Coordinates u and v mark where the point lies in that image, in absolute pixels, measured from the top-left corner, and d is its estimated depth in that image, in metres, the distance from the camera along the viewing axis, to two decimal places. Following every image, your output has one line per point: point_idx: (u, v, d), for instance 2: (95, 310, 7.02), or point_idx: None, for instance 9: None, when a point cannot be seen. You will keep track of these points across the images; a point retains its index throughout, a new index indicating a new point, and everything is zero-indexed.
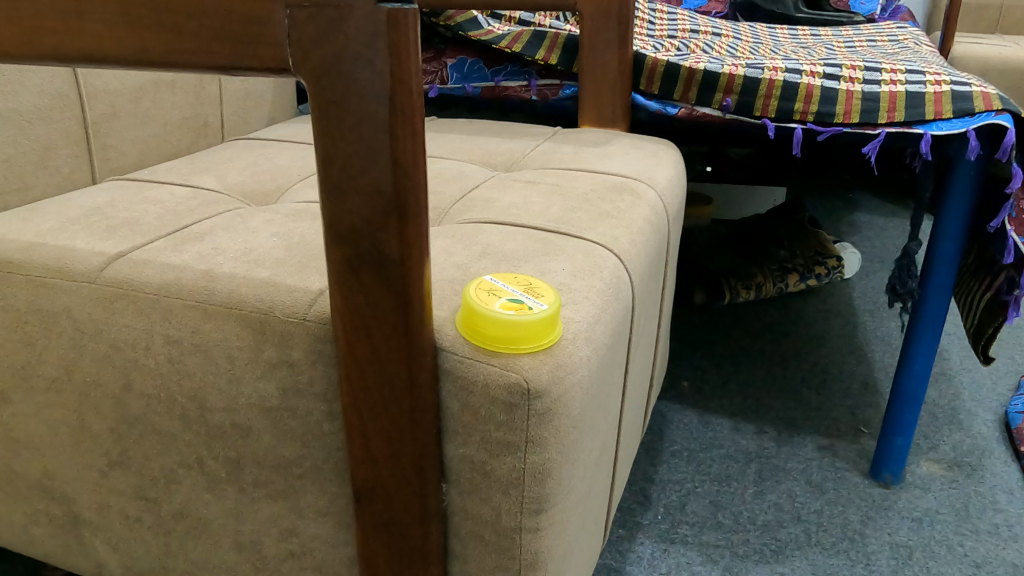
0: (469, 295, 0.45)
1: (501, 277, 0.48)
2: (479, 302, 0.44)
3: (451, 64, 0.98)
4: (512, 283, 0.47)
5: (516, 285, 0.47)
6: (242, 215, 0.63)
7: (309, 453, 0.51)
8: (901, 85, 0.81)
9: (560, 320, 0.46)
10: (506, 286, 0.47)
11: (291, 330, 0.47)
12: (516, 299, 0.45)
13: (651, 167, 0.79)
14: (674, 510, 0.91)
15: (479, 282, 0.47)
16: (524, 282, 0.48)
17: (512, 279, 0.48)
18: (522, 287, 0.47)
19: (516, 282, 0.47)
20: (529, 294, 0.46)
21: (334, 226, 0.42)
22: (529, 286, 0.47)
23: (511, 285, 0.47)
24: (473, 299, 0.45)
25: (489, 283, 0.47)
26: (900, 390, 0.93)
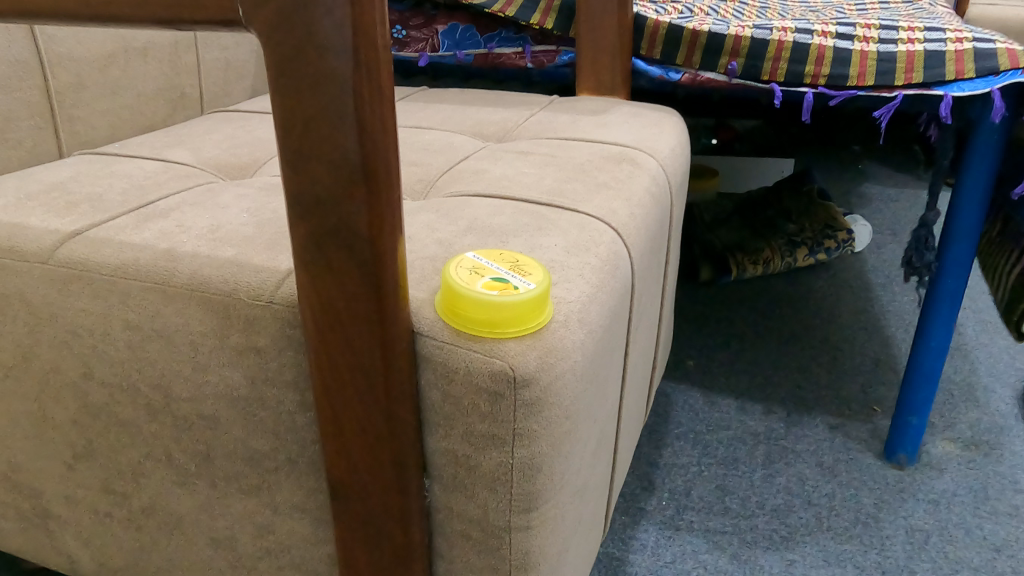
0: (451, 273, 0.41)
1: (486, 253, 0.44)
2: (461, 280, 0.40)
3: (443, 30, 0.92)
4: (499, 261, 0.43)
5: (503, 263, 0.43)
6: (213, 190, 0.58)
7: (282, 446, 0.47)
8: (920, 44, 0.76)
9: (550, 299, 0.42)
10: (492, 264, 0.43)
11: (257, 314, 0.43)
12: (501, 278, 0.41)
13: (652, 136, 0.74)
14: (679, 495, 0.88)
15: (463, 259, 0.43)
16: (511, 260, 0.44)
17: (500, 257, 0.44)
18: (509, 266, 0.43)
19: (504, 260, 0.43)
20: (516, 273, 0.42)
21: (297, 199, 0.38)
22: (515, 262, 0.43)
23: (497, 264, 0.43)
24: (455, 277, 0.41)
25: (473, 261, 0.43)
26: (914, 367, 0.88)
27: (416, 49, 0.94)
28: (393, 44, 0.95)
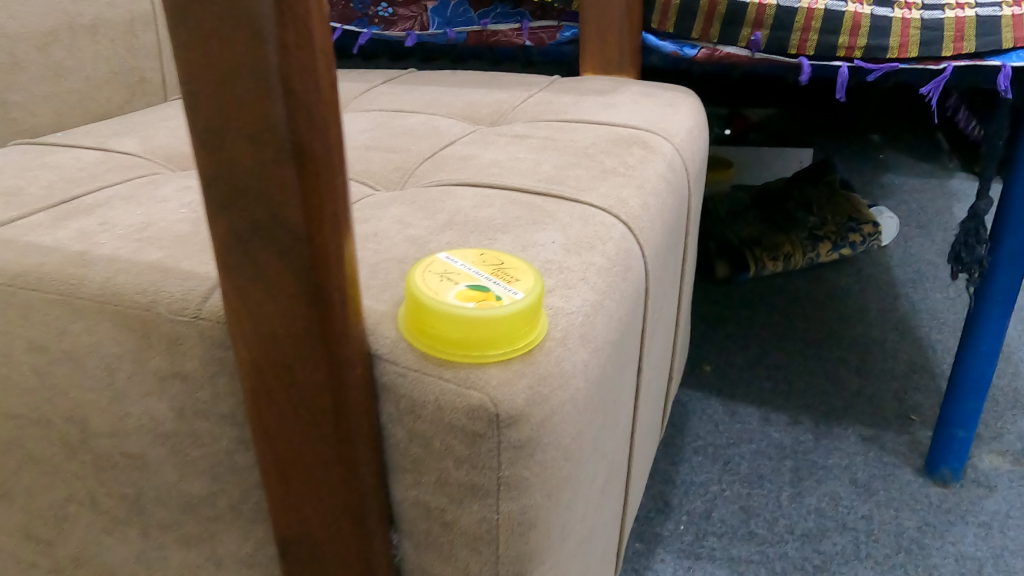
0: (419, 279, 0.33)
1: (468, 254, 0.36)
2: (427, 287, 0.32)
3: (434, 6, 0.84)
4: (482, 267, 0.35)
5: (484, 268, 0.34)
6: (155, 182, 0.50)
7: (222, 491, 0.39)
8: (971, 8, 0.66)
9: (544, 310, 0.34)
10: (473, 270, 0.34)
11: (181, 331, 0.35)
12: (480, 288, 0.33)
13: (666, 117, 0.66)
14: (699, 518, 0.79)
15: (437, 262, 0.34)
16: (499, 264, 0.35)
17: (485, 260, 0.35)
18: (494, 273, 0.34)
19: (489, 265, 0.35)
20: (499, 279, 0.34)
21: (215, 186, 0.29)
22: (500, 267, 0.35)
23: (479, 269, 0.34)
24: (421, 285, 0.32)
25: (449, 265, 0.34)
26: (960, 374, 0.79)
27: (404, 28, 0.86)
28: (380, 23, 0.87)
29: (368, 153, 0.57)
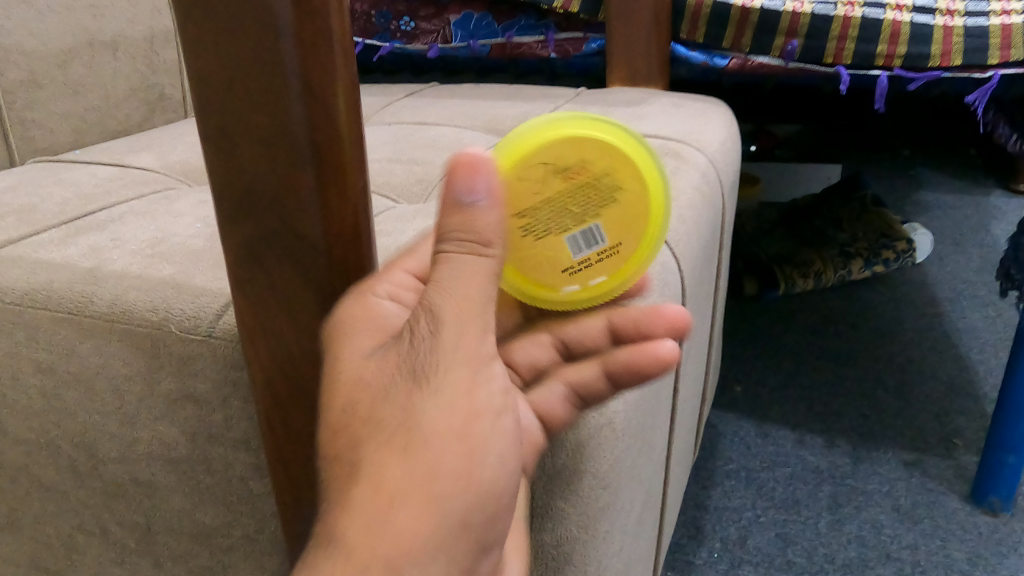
0: (594, 288, 0.35)
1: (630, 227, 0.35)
2: (551, 292, 0.34)
3: (456, 20, 0.83)
4: (556, 189, 0.32)
5: (588, 216, 0.33)
6: (171, 197, 0.48)
7: (236, 520, 0.36)
8: (1017, 14, 0.63)
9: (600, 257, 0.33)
10: (593, 236, 0.33)
11: (193, 351, 0.33)
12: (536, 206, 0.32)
13: (699, 129, 0.63)
14: (734, 546, 0.76)
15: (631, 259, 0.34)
16: (538, 158, 0.31)
17: (608, 210, 0.33)
18: (538, 184, 0.31)
19: (551, 177, 0.32)
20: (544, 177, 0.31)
21: (225, 194, 0.27)
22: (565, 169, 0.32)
23: (557, 199, 0.32)
24: (580, 300, 0.35)
25: (620, 251, 0.34)
26: (1009, 399, 0.75)
27: (426, 42, 0.85)
28: (401, 37, 0.85)
29: (390, 166, 0.55)
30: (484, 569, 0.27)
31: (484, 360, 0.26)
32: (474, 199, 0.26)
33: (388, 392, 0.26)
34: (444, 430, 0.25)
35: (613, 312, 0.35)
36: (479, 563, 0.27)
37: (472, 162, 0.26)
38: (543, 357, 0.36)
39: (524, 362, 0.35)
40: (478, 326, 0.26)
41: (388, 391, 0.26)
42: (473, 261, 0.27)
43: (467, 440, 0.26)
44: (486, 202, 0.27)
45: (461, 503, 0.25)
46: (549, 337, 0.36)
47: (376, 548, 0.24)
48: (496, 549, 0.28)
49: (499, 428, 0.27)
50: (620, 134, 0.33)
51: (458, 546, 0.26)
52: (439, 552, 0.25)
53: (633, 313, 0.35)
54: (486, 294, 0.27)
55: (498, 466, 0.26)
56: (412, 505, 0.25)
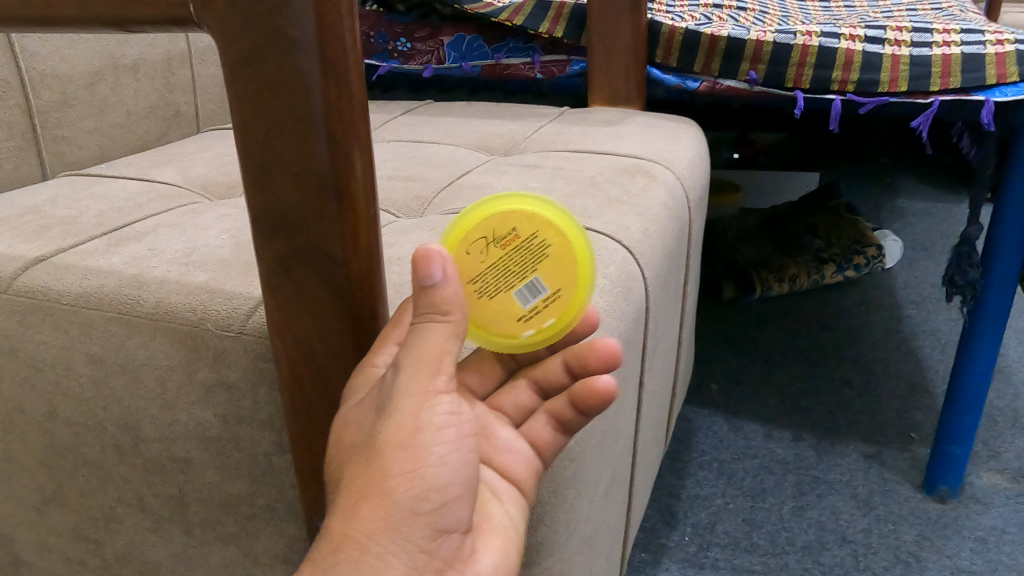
0: (549, 330, 0.38)
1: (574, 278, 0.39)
2: (512, 340, 0.38)
3: (449, 42, 0.89)
4: (496, 255, 0.37)
5: (528, 272, 0.37)
6: (195, 211, 0.54)
7: (260, 491, 0.42)
8: (956, 47, 0.70)
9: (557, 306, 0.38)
10: (536, 287, 0.37)
11: (227, 345, 0.39)
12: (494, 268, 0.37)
13: (669, 147, 0.70)
14: (704, 530, 0.83)
15: (573, 300, 0.38)
16: (475, 233, 0.37)
17: (545, 263, 0.37)
18: (477, 255, 0.37)
19: (489, 248, 0.37)
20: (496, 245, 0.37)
21: (261, 218, 0.33)
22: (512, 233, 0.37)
23: (498, 264, 0.37)
24: (540, 342, 0.38)
25: (563, 296, 0.38)
26: (955, 393, 0.82)
27: (421, 61, 0.91)
28: (398, 57, 0.91)
29: (390, 183, 0.61)
30: (445, 552, 0.33)
31: (433, 388, 0.32)
32: (432, 282, 0.32)
33: (361, 422, 0.33)
34: (393, 442, 0.32)
35: (567, 353, 0.40)
36: (439, 546, 0.32)
37: (427, 255, 0.32)
38: (525, 399, 0.40)
39: (511, 409, 0.40)
40: (433, 366, 0.32)
41: (359, 422, 0.33)
42: (434, 326, 0.32)
43: (412, 448, 0.32)
44: (444, 282, 0.32)
45: (408, 494, 0.31)
46: (523, 381, 0.40)
47: (346, 533, 0.31)
48: (455, 535, 0.33)
49: (442, 434, 0.32)
50: (541, 202, 0.37)
51: (412, 529, 0.31)
52: (394, 535, 0.31)
53: (577, 350, 0.39)
54: (445, 349, 0.33)
55: (440, 465, 0.32)
56: (370, 500, 0.31)
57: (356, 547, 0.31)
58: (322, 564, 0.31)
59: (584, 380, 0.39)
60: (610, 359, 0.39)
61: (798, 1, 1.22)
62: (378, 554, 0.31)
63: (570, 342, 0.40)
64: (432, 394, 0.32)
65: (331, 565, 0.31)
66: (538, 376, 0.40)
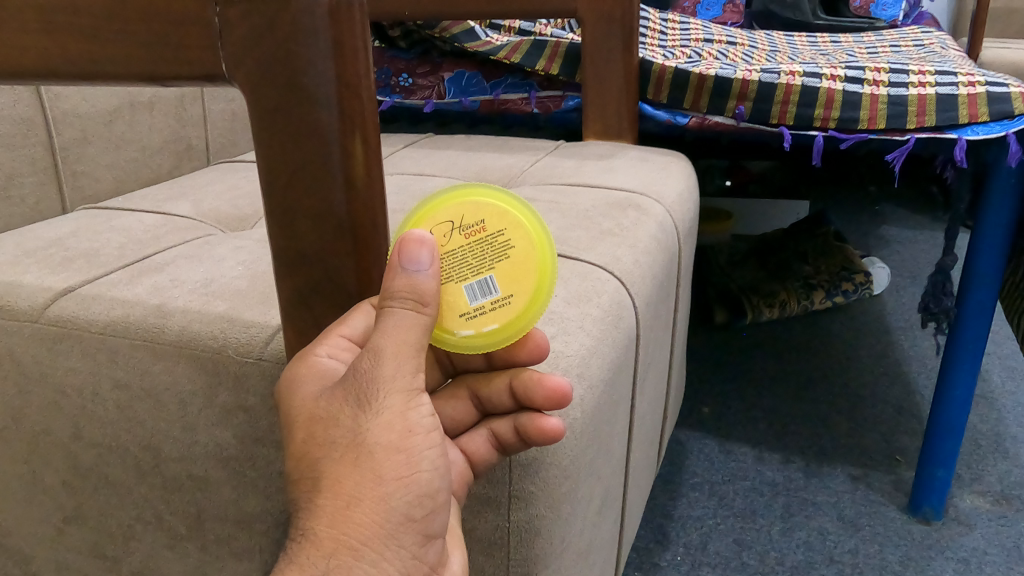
0: (490, 334, 0.38)
1: (526, 292, 0.38)
2: (452, 334, 0.38)
3: (449, 78, 0.93)
4: (456, 242, 0.38)
5: (484, 270, 0.38)
6: (211, 243, 0.57)
7: (273, 508, 0.45)
8: (931, 87, 0.75)
9: (512, 309, 0.38)
10: (488, 286, 0.38)
11: (246, 370, 0.42)
12: (459, 260, 0.38)
13: (659, 180, 0.73)
14: (696, 549, 0.85)
15: (525, 315, 0.38)
16: (443, 216, 0.38)
17: (502, 264, 0.39)
18: (441, 236, 0.38)
19: (452, 232, 0.38)
20: (463, 232, 0.38)
21: (284, 253, 0.37)
22: (481, 227, 0.38)
23: (457, 251, 0.38)
24: (476, 348, 0.38)
25: (513, 302, 0.38)
26: (937, 416, 0.85)
27: (422, 97, 0.94)
28: (400, 92, 0.95)
29: (395, 216, 0.64)
30: (432, 557, 0.35)
31: (417, 394, 0.34)
32: (417, 266, 0.34)
33: (338, 417, 0.33)
34: (385, 444, 0.33)
35: (512, 376, 0.40)
36: (427, 552, 0.35)
37: (418, 244, 0.34)
38: (463, 410, 0.42)
39: (447, 416, 0.42)
40: (410, 363, 0.34)
41: (336, 417, 0.34)
42: (409, 314, 0.34)
43: (405, 451, 0.33)
44: (426, 271, 0.34)
45: (404, 499, 0.33)
46: (465, 393, 0.42)
47: (339, 537, 0.32)
48: (439, 542, 0.36)
49: (430, 436, 0.34)
50: (514, 203, 0.39)
51: (405, 535, 0.34)
52: (389, 542, 0.33)
53: (526, 377, 0.40)
54: (418, 339, 0.34)
55: (431, 470, 0.34)
56: (364, 504, 0.32)
57: (350, 553, 0.32)
58: (313, 568, 0.32)
59: (527, 410, 0.39)
60: (554, 393, 0.39)
61: (787, 38, 1.27)
62: (372, 560, 0.33)
63: (515, 366, 0.40)
64: (415, 393, 0.34)
65: (324, 571, 0.32)
66: (482, 390, 0.42)
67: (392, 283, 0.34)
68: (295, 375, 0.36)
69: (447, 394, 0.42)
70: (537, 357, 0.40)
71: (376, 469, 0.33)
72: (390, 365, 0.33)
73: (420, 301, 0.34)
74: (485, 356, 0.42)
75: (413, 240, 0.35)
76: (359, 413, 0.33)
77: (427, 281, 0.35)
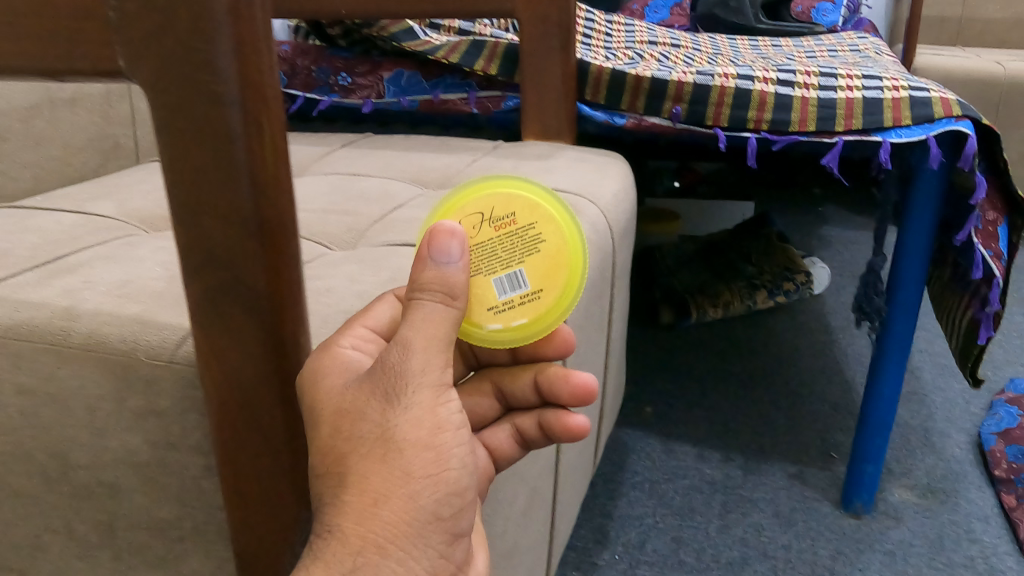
0: (518, 327, 0.42)
1: (557, 286, 0.42)
2: (481, 326, 0.41)
3: (389, 77, 0.93)
4: (487, 234, 0.42)
5: (515, 263, 0.42)
6: (131, 243, 0.56)
7: (188, 514, 0.44)
8: (858, 91, 0.76)
9: (541, 303, 0.42)
10: (518, 280, 0.42)
11: (156, 374, 0.41)
12: (491, 254, 0.42)
13: (595, 182, 0.73)
14: (634, 548, 0.86)
15: (551, 308, 0.42)
16: (477, 210, 0.42)
17: (533, 259, 0.42)
18: (471, 228, 0.42)
19: (482, 225, 0.42)
20: (494, 226, 0.42)
21: (190, 255, 0.35)
22: (512, 221, 0.42)
23: (488, 243, 0.42)
24: (503, 339, 0.42)
25: (542, 298, 0.42)
26: (867, 413, 0.87)
27: (360, 96, 0.93)
28: (339, 91, 0.94)
29: (325, 216, 0.63)
30: (456, 557, 0.37)
31: (446, 388, 0.36)
32: (447, 259, 0.37)
33: (366, 411, 0.34)
34: (414, 440, 0.34)
35: (543, 379, 0.44)
36: (452, 551, 0.36)
37: (449, 237, 0.37)
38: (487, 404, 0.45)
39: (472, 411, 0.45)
40: (438, 358, 0.35)
41: (363, 412, 0.34)
42: (438, 306, 0.36)
43: (434, 448, 0.35)
44: (455, 265, 0.37)
45: (432, 497, 0.34)
46: (490, 388, 0.45)
47: (366, 535, 0.33)
48: (464, 541, 0.37)
49: (457, 433, 0.36)
50: (546, 198, 0.43)
51: (433, 534, 0.35)
52: (415, 540, 0.34)
53: (557, 381, 0.44)
54: (447, 333, 0.36)
55: (459, 469, 0.36)
56: (393, 502, 0.33)
57: (378, 552, 0.33)
58: (339, 565, 0.32)
59: (559, 412, 0.45)
60: (586, 396, 0.44)
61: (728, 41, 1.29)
62: (398, 558, 0.34)
63: (548, 368, 0.45)
64: (443, 388, 0.35)
65: (350, 568, 0.32)
66: (508, 387, 0.45)
67: (423, 276, 0.37)
68: (316, 364, 0.36)
69: (472, 387, 0.45)
70: (563, 352, 0.44)
71: (408, 465, 0.34)
72: (422, 356, 0.35)
73: (449, 294, 0.37)
74: (511, 352, 0.45)
75: (443, 232, 0.37)
76: (390, 405, 0.34)
77: (458, 274, 0.37)
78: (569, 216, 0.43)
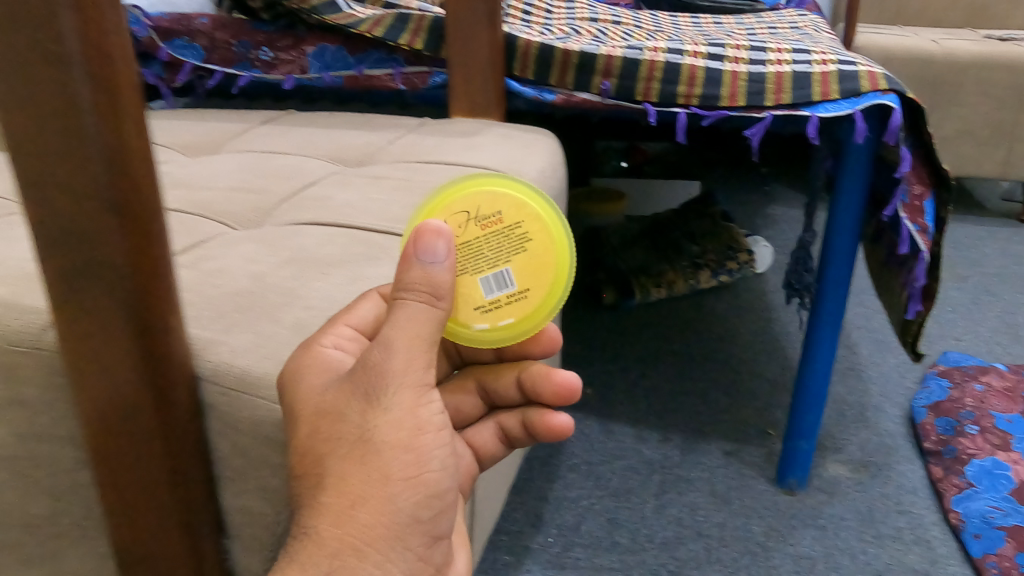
0: (504, 326, 0.42)
1: (542, 284, 0.42)
2: (467, 326, 0.42)
3: (311, 52, 0.89)
4: (473, 233, 0.41)
5: (501, 262, 0.42)
6: (12, 223, 0.52)
7: (65, 510, 0.41)
8: (787, 66, 0.76)
9: (525, 301, 0.42)
10: (505, 280, 0.42)
11: (19, 361, 0.38)
12: (476, 253, 0.41)
13: (520, 158, 0.71)
14: (568, 531, 0.85)
15: (538, 307, 0.43)
16: (461, 207, 0.41)
17: (519, 257, 0.42)
18: (456, 226, 0.41)
19: (469, 223, 0.41)
20: (479, 224, 0.41)
21: (41, 230, 0.33)
22: (498, 219, 0.42)
23: (474, 241, 0.41)
24: (491, 339, 0.42)
25: (529, 296, 0.42)
26: (800, 389, 0.87)
27: (283, 72, 0.90)
28: (260, 66, 0.91)
29: (230, 195, 0.60)
30: (434, 558, 0.38)
31: (429, 389, 0.36)
32: (433, 258, 0.37)
33: (347, 412, 0.34)
34: (394, 442, 0.35)
35: (526, 383, 0.47)
36: (429, 552, 0.37)
37: (433, 236, 0.37)
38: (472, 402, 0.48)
39: (458, 409, 0.48)
40: (422, 357, 0.36)
41: (343, 413, 0.34)
42: (422, 306, 0.36)
43: (415, 450, 0.35)
44: (440, 263, 0.37)
45: (411, 500, 0.35)
46: (475, 388, 0.48)
47: (345, 538, 0.33)
48: (442, 540, 0.38)
49: (438, 433, 0.36)
50: (532, 194, 0.42)
51: (412, 537, 0.35)
52: (395, 543, 0.35)
53: (539, 384, 0.47)
54: (430, 332, 0.36)
55: (439, 470, 0.36)
56: (370, 504, 0.34)
57: (355, 555, 0.33)
58: (316, 568, 0.32)
59: (541, 414, 0.48)
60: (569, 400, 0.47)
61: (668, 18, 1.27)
62: (375, 561, 0.34)
63: (530, 373, 0.47)
64: (426, 390, 0.36)
65: (326, 572, 0.32)
66: (492, 389, 0.48)
67: (406, 274, 0.37)
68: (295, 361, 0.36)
69: (456, 386, 0.48)
70: (549, 352, 0.47)
71: (389, 467, 0.34)
72: (406, 356, 0.35)
73: (433, 293, 0.37)
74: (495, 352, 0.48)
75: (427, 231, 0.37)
76: (372, 407, 0.34)
77: (442, 272, 0.37)
78: (555, 211, 0.43)
